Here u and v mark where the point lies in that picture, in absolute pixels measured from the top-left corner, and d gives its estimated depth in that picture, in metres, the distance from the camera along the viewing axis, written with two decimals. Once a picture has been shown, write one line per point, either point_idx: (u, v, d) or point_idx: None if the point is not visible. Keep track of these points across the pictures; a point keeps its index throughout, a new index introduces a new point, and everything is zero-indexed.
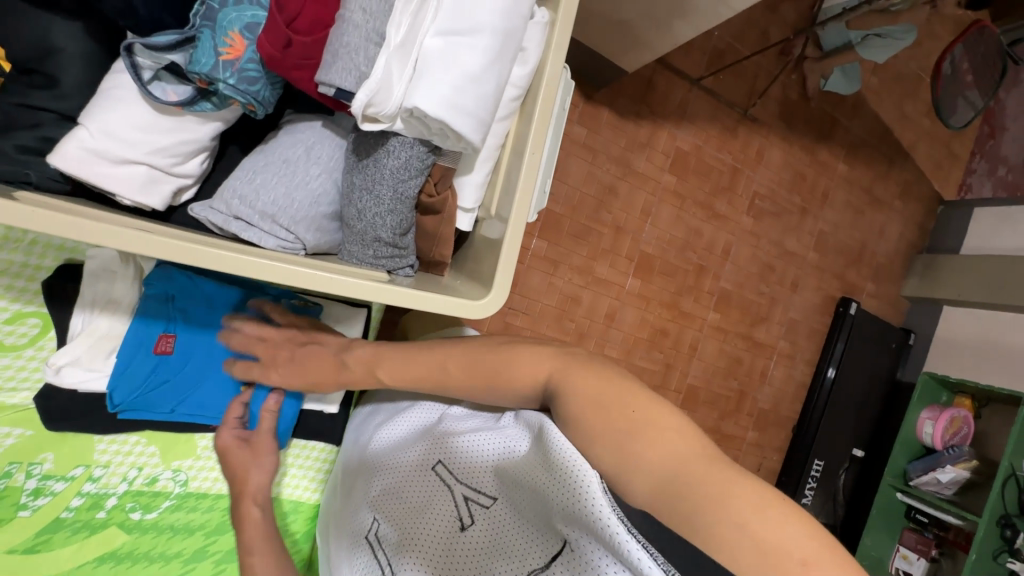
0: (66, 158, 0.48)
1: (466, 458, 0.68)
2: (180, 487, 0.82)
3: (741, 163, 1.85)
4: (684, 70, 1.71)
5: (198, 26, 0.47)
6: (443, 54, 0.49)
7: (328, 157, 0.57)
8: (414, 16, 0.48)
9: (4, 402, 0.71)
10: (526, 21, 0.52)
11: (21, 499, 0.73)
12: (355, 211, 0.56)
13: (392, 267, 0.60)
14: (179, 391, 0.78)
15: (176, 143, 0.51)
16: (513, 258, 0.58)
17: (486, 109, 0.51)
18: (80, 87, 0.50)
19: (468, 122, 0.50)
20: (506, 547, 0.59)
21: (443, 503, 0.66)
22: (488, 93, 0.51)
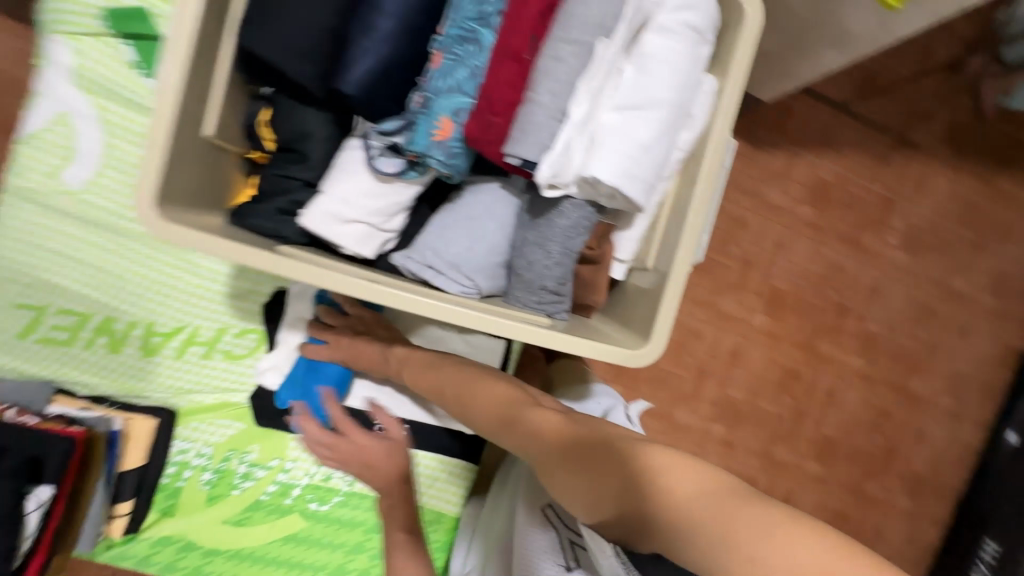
0: (312, 220, 0.62)
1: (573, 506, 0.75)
2: (347, 485, 0.94)
3: (896, 193, 1.68)
4: (828, 97, 1.60)
5: (417, 112, 0.57)
6: (619, 127, 0.54)
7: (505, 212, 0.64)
8: (596, 96, 0.54)
9: (230, 399, 0.90)
10: (695, 92, 0.56)
11: (235, 480, 0.91)
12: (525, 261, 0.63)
13: (552, 312, 0.66)
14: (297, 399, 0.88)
15: (387, 204, 0.62)
16: (671, 311, 0.60)
17: (655, 174, 0.56)
18: (322, 161, 0.63)
19: (637, 187, 0.55)
20: None
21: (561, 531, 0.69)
22: (658, 160, 0.55)
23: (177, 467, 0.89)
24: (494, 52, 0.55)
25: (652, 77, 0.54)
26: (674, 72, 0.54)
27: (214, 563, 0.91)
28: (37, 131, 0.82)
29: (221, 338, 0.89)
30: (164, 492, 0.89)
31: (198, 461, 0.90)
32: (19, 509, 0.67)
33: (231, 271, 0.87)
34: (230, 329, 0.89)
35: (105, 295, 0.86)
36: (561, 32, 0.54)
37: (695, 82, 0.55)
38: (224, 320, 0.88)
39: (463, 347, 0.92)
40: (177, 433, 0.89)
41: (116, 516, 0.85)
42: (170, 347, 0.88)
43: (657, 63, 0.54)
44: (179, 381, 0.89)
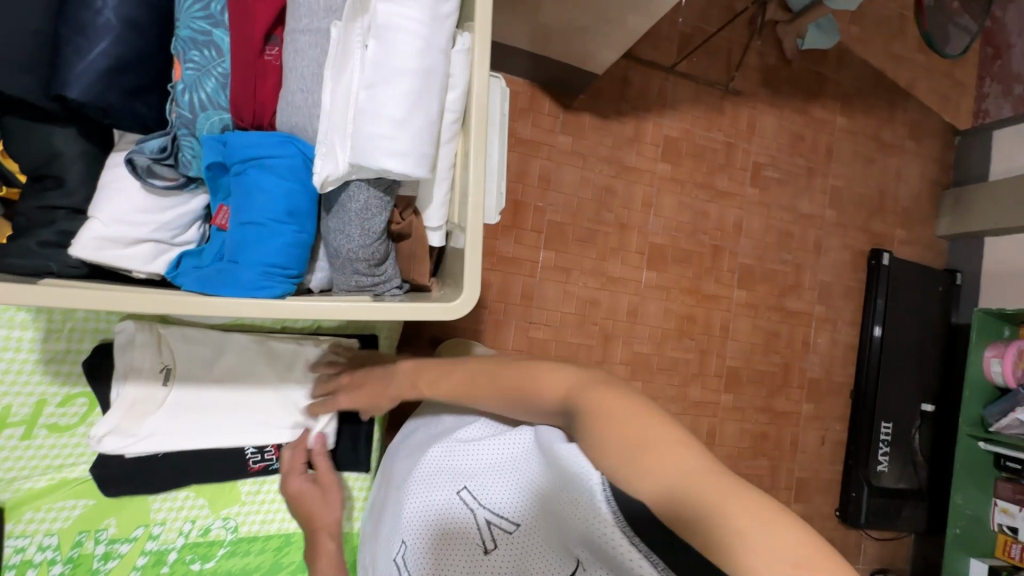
0: (83, 249, 0.55)
1: (490, 479, 0.67)
2: (232, 533, 0.87)
3: (734, 137, 1.85)
4: (656, 61, 1.74)
5: (177, 125, 0.57)
6: (370, 101, 0.55)
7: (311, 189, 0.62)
8: (342, 77, 0.56)
9: (68, 476, 0.80)
10: (443, 55, 0.57)
11: (93, 564, 0.81)
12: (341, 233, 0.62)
13: (379, 291, 0.67)
14: None
15: (174, 216, 0.60)
16: (477, 264, 0.62)
17: (426, 141, 0.57)
18: (81, 182, 0.58)
19: (407, 160, 0.56)
20: (537, 564, 0.59)
21: (468, 525, 0.66)
22: (422, 126, 0.57)
23: (16, 570, 0.78)
24: (233, 51, 0.57)
25: (392, 47, 0.55)
26: (411, 38, 0.55)
27: None
28: None
29: (41, 412, 0.78)
30: None
31: (43, 555, 0.79)
32: None
33: (38, 334, 0.77)
34: (51, 399, 0.79)
35: None
36: (295, 23, 0.58)
37: (440, 47, 0.56)
38: (41, 390, 0.78)
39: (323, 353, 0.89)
40: (8, 531, 0.78)
41: None
42: None
43: (391, 32, 0.55)
44: None
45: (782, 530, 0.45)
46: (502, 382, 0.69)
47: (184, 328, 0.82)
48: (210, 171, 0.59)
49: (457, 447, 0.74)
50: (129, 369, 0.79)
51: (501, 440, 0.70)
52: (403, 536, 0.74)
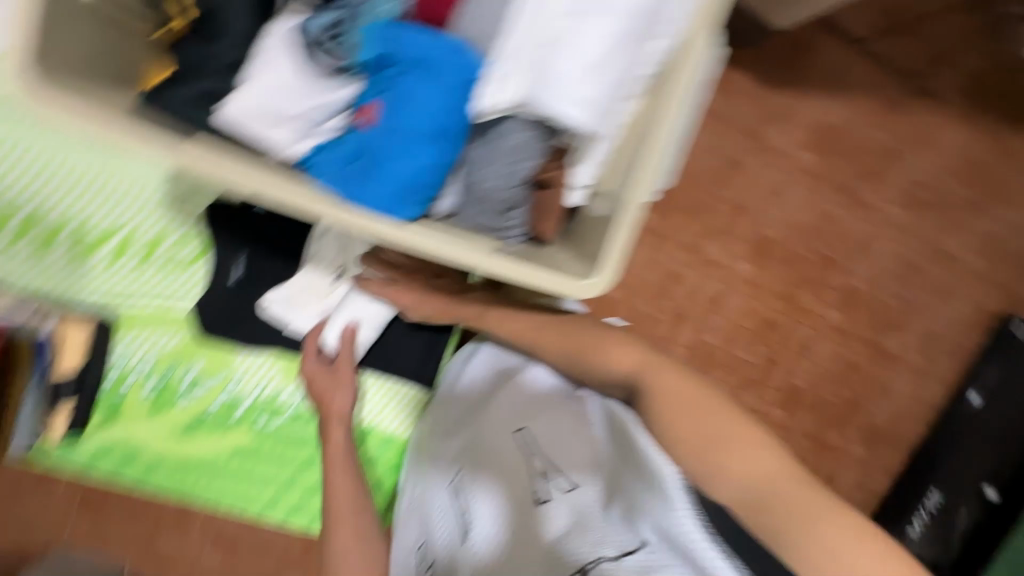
0: (232, 112, 0.54)
1: (558, 432, 0.69)
2: (297, 403, 0.92)
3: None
4: None
5: (348, 6, 0.54)
6: (568, 34, 0.48)
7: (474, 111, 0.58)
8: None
9: (174, 309, 0.86)
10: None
11: (179, 391, 0.88)
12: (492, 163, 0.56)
13: (501, 236, 0.61)
14: None
15: (323, 101, 0.56)
16: (629, 240, 0.55)
17: (611, 97, 0.50)
18: (245, 36, 0.55)
19: (585, 112, 0.49)
20: (585, 529, 0.58)
21: (524, 472, 0.66)
22: (615, 79, 0.49)
23: (116, 376, 0.86)
24: None
25: None
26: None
27: (160, 471, 0.90)
28: None
29: (160, 243, 0.83)
30: (105, 400, 0.86)
31: (139, 370, 0.86)
32: None
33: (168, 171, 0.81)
34: (169, 234, 0.83)
35: (29, 187, 0.79)
36: None
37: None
38: (161, 224, 0.83)
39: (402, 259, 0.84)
40: (115, 342, 0.85)
41: (56, 414, 0.84)
42: (102, 250, 0.82)
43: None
44: (114, 286, 0.83)
45: (847, 523, 0.52)
46: (574, 343, 0.73)
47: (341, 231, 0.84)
48: (370, 64, 0.55)
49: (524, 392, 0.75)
50: (315, 256, 0.84)
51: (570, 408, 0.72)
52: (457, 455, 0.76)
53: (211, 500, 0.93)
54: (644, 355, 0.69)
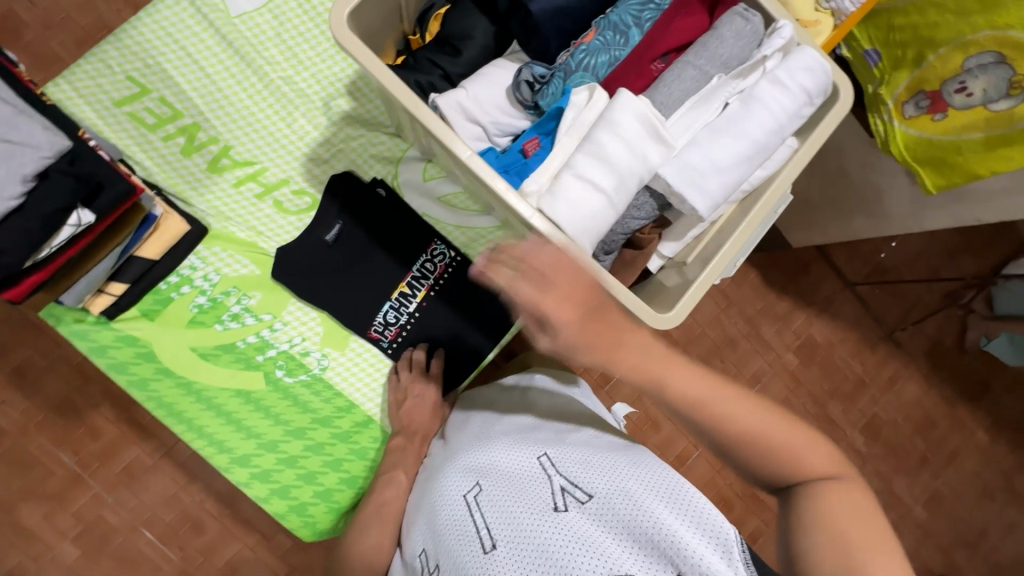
0: (445, 101, 0.69)
1: (579, 458, 0.73)
2: (318, 369, 0.95)
3: (870, 379, 1.58)
4: (841, 271, 1.59)
5: (559, 69, 0.70)
6: (705, 143, 0.66)
7: (641, 110, 0.65)
8: (692, 115, 0.67)
9: (259, 244, 0.95)
10: (780, 143, 0.66)
11: (223, 315, 0.92)
12: (622, 187, 0.66)
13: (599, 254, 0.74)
14: None
15: (509, 123, 0.73)
16: (701, 293, 0.68)
17: (721, 194, 0.67)
18: (469, 63, 0.74)
19: (702, 199, 0.66)
20: (599, 541, 0.61)
21: (540, 488, 0.70)
22: (727, 184, 0.66)
23: (178, 279, 0.91)
24: (635, 49, 0.69)
25: (747, 120, 0.65)
26: (769, 119, 0.65)
27: (160, 384, 0.90)
28: None
29: (281, 188, 0.95)
30: (155, 296, 0.90)
31: (201, 283, 0.92)
32: (63, 215, 0.65)
33: (319, 137, 0.96)
34: (291, 184, 0.96)
35: (204, 106, 0.92)
36: (692, 59, 0.67)
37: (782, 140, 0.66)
38: (291, 174, 0.96)
39: (456, 228, 1.00)
40: (196, 250, 0.92)
41: (103, 292, 0.84)
42: (231, 175, 0.94)
43: (757, 107, 0.65)
44: (225, 205, 0.94)
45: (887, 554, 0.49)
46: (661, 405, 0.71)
47: (440, 214, 0.99)
48: (553, 112, 0.70)
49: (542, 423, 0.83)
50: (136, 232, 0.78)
51: (593, 442, 0.76)
52: (470, 470, 0.79)
53: (190, 433, 0.90)
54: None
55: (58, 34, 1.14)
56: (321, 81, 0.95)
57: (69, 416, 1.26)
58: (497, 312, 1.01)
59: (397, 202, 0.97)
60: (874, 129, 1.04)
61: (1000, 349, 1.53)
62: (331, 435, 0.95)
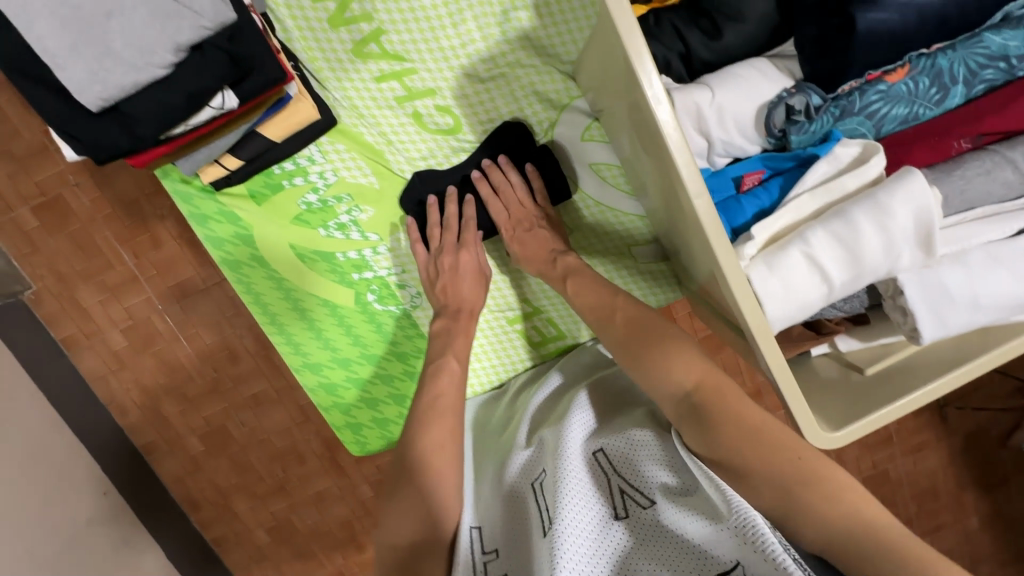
0: (683, 101, 0.56)
1: (636, 453, 0.62)
2: (408, 306, 0.90)
3: (897, 438, 1.50)
4: None
5: (842, 100, 0.54)
6: (970, 268, 0.53)
7: (925, 211, 0.51)
8: (976, 227, 0.53)
9: (385, 155, 0.84)
10: None
11: (329, 221, 0.85)
12: (849, 284, 0.54)
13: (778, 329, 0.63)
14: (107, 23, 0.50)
15: (739, 146, 0.59)
16: (883, 422, 0.57)
17: (958, 330, 0.55)
18: (728, 48, 0.57)
19: (935, 327, 0.54)
20: (665, 559, 0.51)
21: (598, 487, 0.60)
22: (972, 322, 0.54)
23: (293, 168, 0.82)
24: (944, 115, 0.54)
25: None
26: None
27: (252, 270, 0.86)
28: None
29: (424, 97, 0.82)
30: (267, 179, 0.82)
31: (316, 180, 0.83)
32: (206, 99, 0.55)
33: (484, 50, 0.79)
34: (436, 96, 0.82)
35: None
36: (1015, 157, 0.52)
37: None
38: (439, 85, 0.81)
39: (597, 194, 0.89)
40: (319, 142, 0.82)
41: (216, 163, 0.76)
42: (375, 66, 0.79)
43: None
44: (359, 99, 0.81)
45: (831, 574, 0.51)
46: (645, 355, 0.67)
47: (585, 180, 0.88)
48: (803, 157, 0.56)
49: (600, 419, 0.72)
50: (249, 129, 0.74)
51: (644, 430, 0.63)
52: (529, 461, 0.69)
53: (270, 324, 0.88)
54: (708, 364, 0.63)
55: None
56: None
57: (135, 219, 1.20)
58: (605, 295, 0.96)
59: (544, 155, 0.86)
60: None
61: None
62: (403, 370, 0.92)
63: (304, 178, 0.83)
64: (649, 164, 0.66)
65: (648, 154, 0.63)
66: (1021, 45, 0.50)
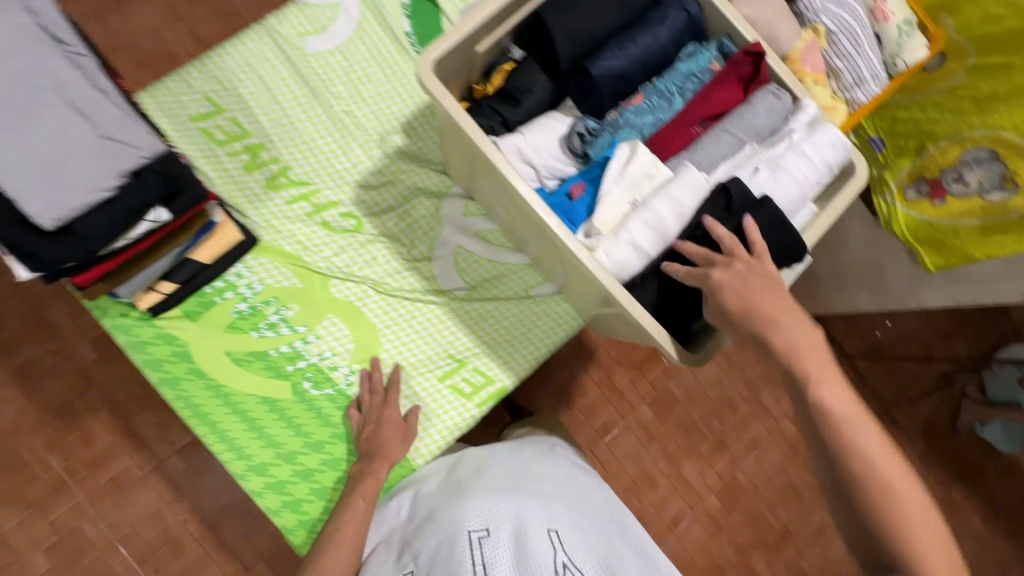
0: (505, 144, 0.78)
1: (577, 546, 0.76)
2: (344, 385, 0.98)
3: None
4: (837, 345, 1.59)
5: (609, 123, 0.78)
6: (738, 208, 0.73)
7: (704, 195, 0.71)
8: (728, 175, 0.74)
9: (304, 258, 0.99)
10: (801, 207, 0.75)
11: (260, 323, 0.96)
12: (666, 253, 0.73)
13: None
14: (58, 160, 0.66)
15: (558, 168, 0.81)
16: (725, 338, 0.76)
17: None
18: (528, 112, 0.82)
19: None
20: None
21: (547, 556, 0.71)
22: None
23: (223, 285, 0.95)
24: (680, 113, 0.78)
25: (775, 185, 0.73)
26: (794, 186, 0.73)
27: (190, 383, 0.92)
28: (311, 4, 1.04)
29: (330, 209, 1.02)
30: (200, 298, 0.94)
31: (244, 291, 0.96)
32: (143, 212, 0.71)
33: (370, 167, 1.04)
34: (339, 207, 1.02)
35: (272, 131, 1.01)
36: (729, 126, 0.76)
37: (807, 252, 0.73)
38: (340, 198, 1.02)
39: (487, 251, 1.06)
40: (244, 260, 0.97)
41: (153, 290, 0.89)
42: (286, 193, 1.00)
43: (788, 177, 0.73)
44: (277, 219, 0.99)
45: None
46: None
47: (475, 244, 1.06)
48: (601, 160, 0.78)
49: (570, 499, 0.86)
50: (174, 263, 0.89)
51: (594, 542, 0.78)
52: (484, 514, 0.77)
53: (213, 435, 0.92)
54: None
55: (132, 53, 1.21)
56: (380, 115, 1.05)
57: (71, 411, 1.24)
58: (532, 332, 1.06)
59: (435, 230, 1.05)
60: (878, 208, 1.13)
61: (995, 437, 1.47)
62: (348, 451, 0.95)
63: (232, 292, 0.96)
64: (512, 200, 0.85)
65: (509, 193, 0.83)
66: (699, 66, 0.79)
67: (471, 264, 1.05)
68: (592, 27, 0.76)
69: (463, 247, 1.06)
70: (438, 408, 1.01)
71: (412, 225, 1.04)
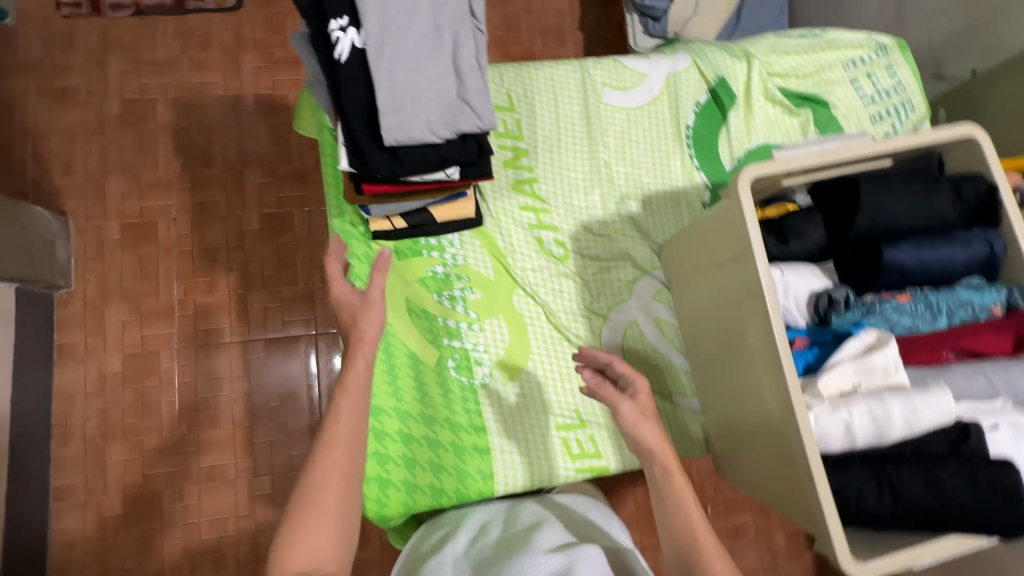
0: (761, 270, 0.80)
1: None
2: (478, 381, 1.01)
3: None
4: None
5: (866, 303, 0.79)
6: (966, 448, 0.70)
7: (942, 422, 0.70)
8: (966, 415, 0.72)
9: (508, 258, 1.06)
10: None
11: (445, 291, 1.03)
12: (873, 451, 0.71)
13: None
14: (423, 95, 0.77)
15: (793, 315, 0.82)
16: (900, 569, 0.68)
17: None
18: (789, 253, 0.84)
19: None
20: None
21: None
22: None
23: (435, 244, 1.04)
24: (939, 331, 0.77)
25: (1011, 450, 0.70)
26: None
27: None
28: (626, 67, 1.16)
29: (549, 231, 1.09)
30: (412, 245, 1.03)
31: (447, 257, 1.04)
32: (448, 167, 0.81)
33: (600, 216, 1.11)
34: (557, 233, 1.09)
35: (541, 146, 1.11)
36: (984, 371, 0.75)
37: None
38: (562, 226, 1.09)
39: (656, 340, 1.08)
40: (462, 233, 1.05)
41: (387, 218, 0.99)
42: (523, 199, 1.09)
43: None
44: (505, 215, 1.07)
45: None
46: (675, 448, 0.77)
47: (647, 328, 1.09)
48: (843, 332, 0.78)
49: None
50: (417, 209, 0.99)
51: None
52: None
53: (357, 360, 0.97)
54: None
55: None
56: (630, 180, 1.13)
57: None
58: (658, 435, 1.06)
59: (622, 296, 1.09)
60: None
61: None
62: (451, 442, 0.97)
63: (438, 253, 1.03)
64: (734, 318, 0.87)
65: (738, 311, 0.85)
66: (982, 300, 0.77)
67: (637, 343, 1.08)
68: (898, 217, 0.78)
69: (636, 325, 1.08)
70: (543, 453, 1.00)
71: (608, 281, 1.09)
